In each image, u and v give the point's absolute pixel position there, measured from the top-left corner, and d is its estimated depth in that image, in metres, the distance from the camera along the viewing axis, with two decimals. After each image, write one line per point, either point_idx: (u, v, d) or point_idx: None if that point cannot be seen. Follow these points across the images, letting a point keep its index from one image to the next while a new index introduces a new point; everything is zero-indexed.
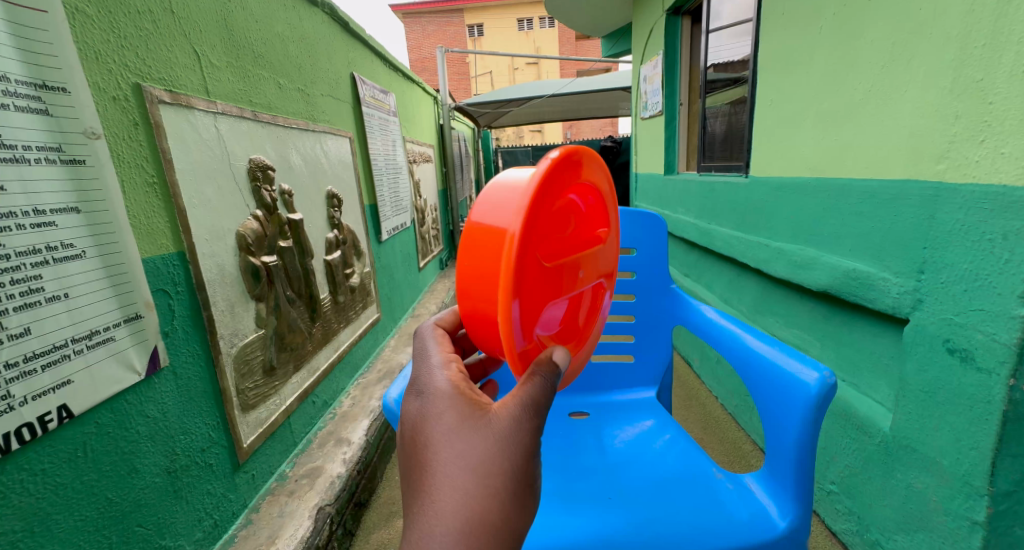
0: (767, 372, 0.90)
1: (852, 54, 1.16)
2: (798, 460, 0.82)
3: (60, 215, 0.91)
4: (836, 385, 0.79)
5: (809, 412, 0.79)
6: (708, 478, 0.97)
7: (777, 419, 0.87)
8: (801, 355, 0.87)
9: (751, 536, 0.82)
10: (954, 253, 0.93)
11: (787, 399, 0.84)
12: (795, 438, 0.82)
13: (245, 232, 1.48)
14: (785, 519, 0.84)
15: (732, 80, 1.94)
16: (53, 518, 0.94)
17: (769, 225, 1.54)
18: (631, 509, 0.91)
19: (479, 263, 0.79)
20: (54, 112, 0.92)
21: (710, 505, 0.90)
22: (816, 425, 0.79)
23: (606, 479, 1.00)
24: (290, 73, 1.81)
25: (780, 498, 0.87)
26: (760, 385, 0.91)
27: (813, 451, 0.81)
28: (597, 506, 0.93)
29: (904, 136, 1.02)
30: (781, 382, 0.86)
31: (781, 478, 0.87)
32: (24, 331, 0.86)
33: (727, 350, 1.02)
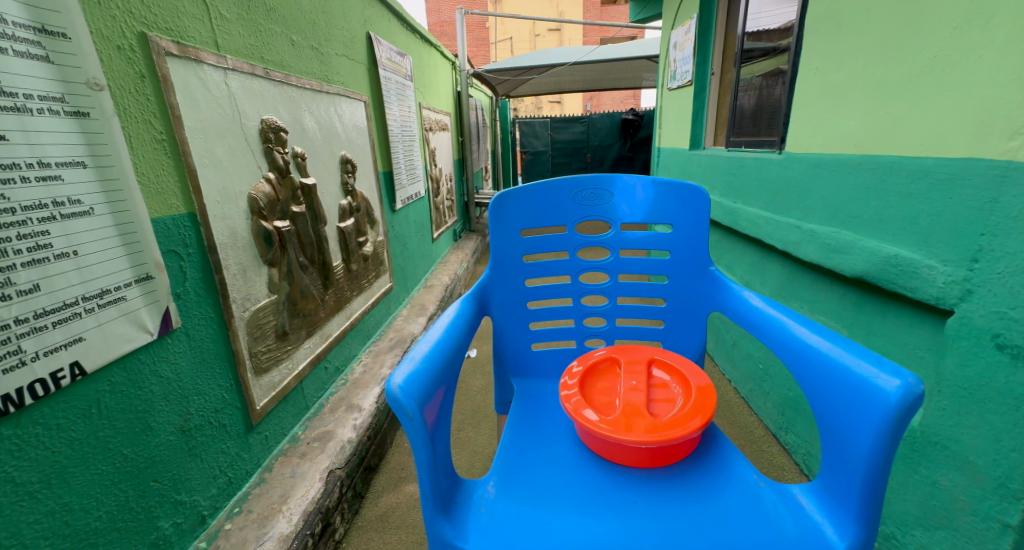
0: (831, 375, 0.79)
1: (914, 18, 1.05)
2: (869, 478, 0.73)
3: (65, 169, 0.88)
4: (923, 394, 0.68)
5: (887, 426, 0.70)
6: (748, 485, 0.88)
7: (842, 428, 0.77)
8: (877, 358, 0.76)
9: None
10: (1017, 241, 0.85)
11: (859, 408, 0.74)
12: (867, 454, 0.72)
13: (258, 195, 1.44)
14: (844, 543, 0.74)
15: (770, 50, 1.82)
16: (69, 471, 0.94)
17: (803, 205, 1.46)
18: (658, 520, 0.82)
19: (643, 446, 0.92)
20: (56, 60, 0.87)
21: (754, 521, 0.81)
22: (893, 442, 0.70)
23: (632, 480, 0.90)
24: (304, 30, 1.74)
25: (837, 517, 0.77)
26: (821, 387, 0.81)
27: (885, 469, 0.71)
28: (627, 513, 0.83)
29: (970, 109, 0.93)
30: (850, 388, 0.76)
31: (842, 497, 0.77)
32: (33, 287, 0.85)
33: (779, 343, 0.92)
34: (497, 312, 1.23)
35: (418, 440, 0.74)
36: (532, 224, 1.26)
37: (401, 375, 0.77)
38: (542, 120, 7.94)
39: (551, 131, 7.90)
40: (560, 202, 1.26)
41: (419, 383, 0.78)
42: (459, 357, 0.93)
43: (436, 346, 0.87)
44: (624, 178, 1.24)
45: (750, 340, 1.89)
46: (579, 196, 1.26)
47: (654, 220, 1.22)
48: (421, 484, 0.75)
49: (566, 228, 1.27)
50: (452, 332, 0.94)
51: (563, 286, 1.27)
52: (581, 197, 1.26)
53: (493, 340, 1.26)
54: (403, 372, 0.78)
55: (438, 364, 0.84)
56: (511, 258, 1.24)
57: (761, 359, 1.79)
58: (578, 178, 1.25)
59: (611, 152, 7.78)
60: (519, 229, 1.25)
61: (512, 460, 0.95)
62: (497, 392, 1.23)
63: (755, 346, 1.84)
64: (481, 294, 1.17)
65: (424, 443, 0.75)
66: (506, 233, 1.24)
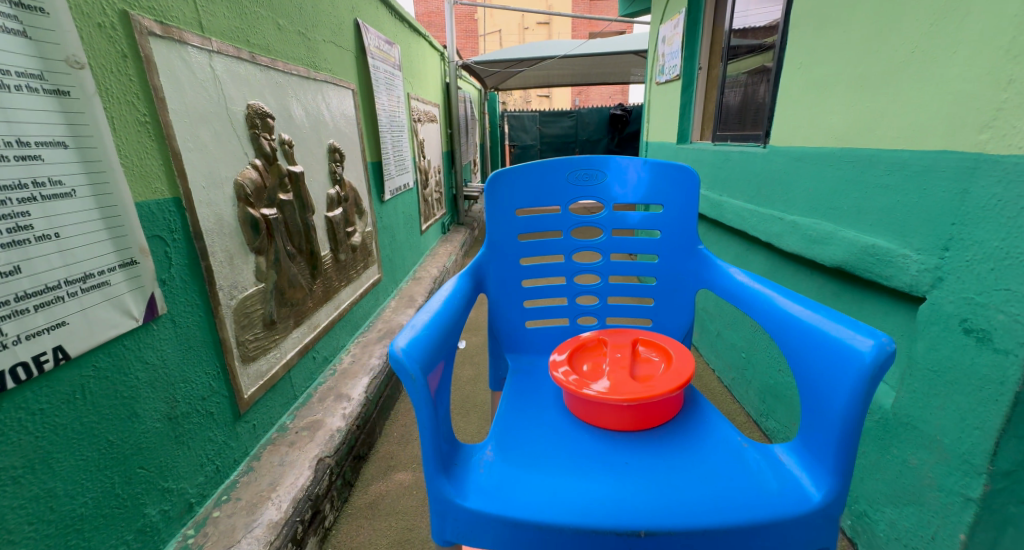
0: (809, 338, 0.83)
1: (893, 14, 1.08)
2: (845, 434, 0.76)
3: (45, 148, 0.87)
4: (894, 353, 0.72)
5: (862, 382, 0.73)
6: (732, 446, 0.90)
7: (819, 389, 0.80)
8: (853, 322, 0.79)
9: (784, 510, 0.76)
10: (985, 230, 0.88)
11: (835, 369, 0.77)
12: (842, 410, 0.76)
13: (244, 181, 1.43)
14: (821, 493, 0.78)
15: (756, 46, 1.85)
16: (54, 457, 0.93)
17: (785, 197, 1.49)
18: (646, 477, 0.83)
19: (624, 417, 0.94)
20: (35, 36, 0.85)
21: (736, 474, 0.84)
22: (866, 399, 0.73)
23: (619, 442, 0.92)
24: (291, 15, 1.72)
25: (814, 471, 0.81)
26: (800, 352, 0.84)
27: (859, 424, 0.75)
28: (617, 471, 0.85)
29: (944, 102, 0.95)
30: (828, 351, 0.79)
31: (819, 452, 0.80)
32: (14, 269, 0.83)
33: (763, 314, 0.95)
34: (492, 289, 1.24)
35: (421, 400, 0.76)
36: (527, 204, 1.27)
37: (404, 339, 0.79)
38: (531, 114, 7.95)
39: (540, 126, 7.91)
40: (555, 181, 1.27)
41: (421, 347, 0.79)
42: (457, 327, 0.94)
43: (436, 316, 0.89)
44: (618, 159, 1.25)
45: (734, 330, 1.93)
46: (573, 176, 1.27)
47: (646, 201, 1.24)
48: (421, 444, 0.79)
49: (560, 209, 1.28)
50: (451, 305, 0.96)
51: (556, 266, 1.28)
52: (575, 177, 1.27)
53: (487, 317, 1.27)
54: (405, 337, 0.80)
55: (438, 333, 0.86)
56: (505, 237, 1.25)
57: (744, 348, 1.83)
58: (573, 159, 1.26)
59: (601, 147, 7.82)
60: (514, 209, 1.26)
61: (508, 426, 0.98)
62: (491, 369, 1.26)
63: (738, 336, 1.88)
64: (478, 271, 1.18)
65: (426, 405, 0.78)
66: (501, 213, 1.25)
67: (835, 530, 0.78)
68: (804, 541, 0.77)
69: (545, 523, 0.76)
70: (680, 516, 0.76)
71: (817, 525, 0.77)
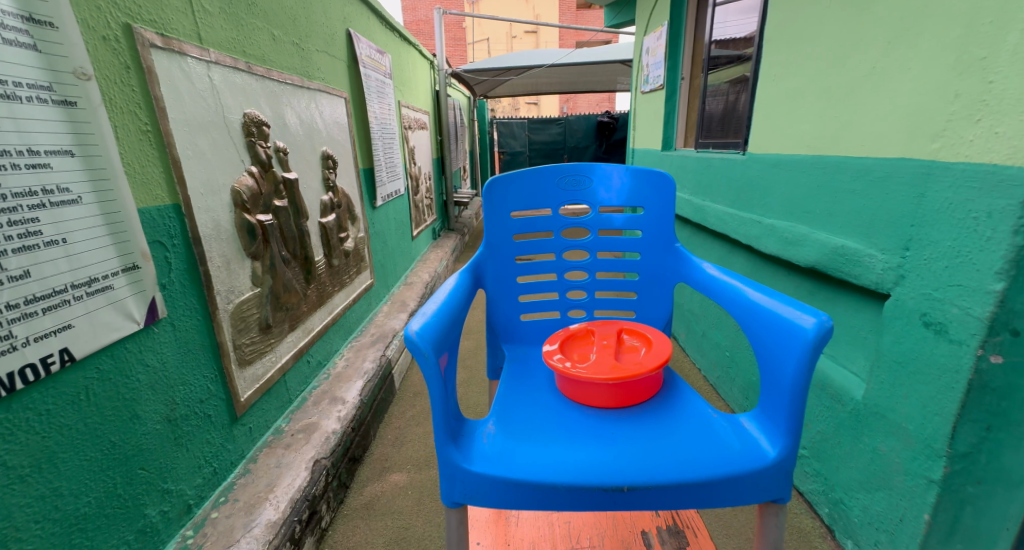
0: (764, 316, 0.90)
1: (857, 31, 1.15)
2: (793, 399, 0.83)
3: (54, 157, 0.89)
4: (832, 329, 0.79)
5: (806, 353, 0.80)
6: (702, 415, 0.96)
7: (773, 362, 0.87)
8: (799, 304, 0.86)
9: (741, 467, 0.83)
10: (939, 231, 0.96)
11: (785, 343, 0.84)
12: (792, 378, 0.83)
13: (240, 188, 1.46)
14: (778, 451, 0.84)
15: (735, 57, 1.93)
16: (60, 457, 0.95)
17: (763, 202, 1.57)
18: (624, 441, 0.89)
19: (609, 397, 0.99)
20: (43, 49, 0.88)
21: (704, 435, 0.90)
22: (810, 369, 0.80)
23: (599, 413, 0.98)
24: (285, 25, 1.76)
25: (771, 432, 0.87)
26: (757, 330, 0.91)
27: (804, 390, 0.81)
28: (598, 436, 0.91)
29: (902, 114, 1.02)
30: (779, 328, 0.86)
31: (774, 415, 0.87)
32: (24, 274, 0.85)
33: (729, 297, 1.02)
34: (490, 284, 1.30)
35: (434, 378, 0.81)
36: (522, 207, 1.32)
37: (416, 323, 0.84)
38: (519, 121, 8.03)
39: (528, 132, 7.98)
40: (546, 187, 1.32)
41: (432, 332, 0.85)
42: (461, 318, 1.00)
43: (443, 306, 0.94)
44: (604, 166, 1.30)
45: (718, 330, 2.00)
46: (562, 182, 1.32)
47: (629, 204, 1.30)
48: (432, 411, 0.84)
49: (551, 211, 1.33)
50: (455, 297, 1.02)
51: (548, 263, 1.34)
52: (564, 183, 1.32)
53: (485, 310, 1.32)
54: (417, 322, 0.85)
55: (446, 320, 0.91)
56: (500, 237, 1.30)
57: (728, 347, 1.90)
58: (561, 165, 1.32)
59: (589, 153, 7.92)
60: (509, 211, 1.31)
61: (507, 402, 1.03)
62: (490, 358, 1.31)
63: (722, 336, 1.95)
64: (476, 270, 1.23)
65: (437, 382, 0.83)
66: (497, 214, 1.30)
67: (789, 484, 0.85)
68: (760, 495, 0.84)
69: (543, 482, 0.82)
70: (655, 474, 0.82)
71: (773, 479, 0.84)
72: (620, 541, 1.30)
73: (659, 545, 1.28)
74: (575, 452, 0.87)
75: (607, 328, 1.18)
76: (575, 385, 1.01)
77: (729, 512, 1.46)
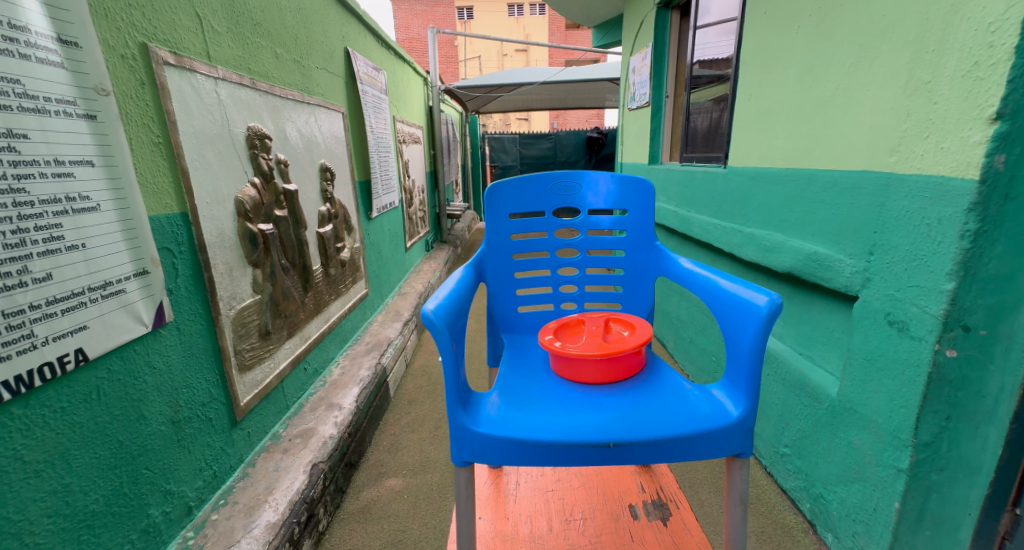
0: (725, 294, 0.99)
1: (822, 55, 1.25)
2: (750, 365, 0.91)
3: (77, 166, 0.92)
4: (781, 305, 0.88)
5: (760, 325, 0.89)
6: (678, 387, 1.02)
7: (733, 335, 0.96)
8: (754, 286, 0.96)
9: (708, 425, 0.90)
10: (899, 237, 1.04)
11: (742, 318, 0.93)
12: (749, 347, 0.91)
13: (244, 198, 1.52)
14: (741, 412, 0.91)
15: (716, 77, 2.04)
16: (71, 454, 0.96)
17: (743, 212, 1.65)
18: (609, 409, 0.95)
19: (596, 374, 1.05)
20: (70, 67, 0.92)
21: (678, 402, 0.97)
22: (764, 337, 0.88)
23: (585, 387, 1.04)
24: (287, 44, 1.83)
25: (734, 397, 0.95)
26: (720, 309, 1.00)
27: (760, 355, 0.90)
28: (583, 405, 0.97)
29: (863, 130, 1.11)
30: (737, 306, 0.95)
31: (735, 379, 0.95)
32: (47, 276, 0.88)
33: (698, 280, 1.11)
34: (490, 279, 1.36)
35: (448, 351, 0.89)
36: (518, 210, 1.38)
37: (432, 304, 0.93)
38: (511, 137, 8.17)
39: (519, 147, 8.11)
40: (540, 192, 1.39)
41: (444, 311, 0.93)
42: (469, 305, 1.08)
43: (453, 292, 1.03)
44: (591, 173, 1.39)
45: (704, 336, 2.07)
46: (555, 189, 1.40)
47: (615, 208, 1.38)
48: (444, 376, 0.91)
49: (545, 214, 1.40)
50: (463, 285, 1.10)
51: (542, 260, 1.40)
52: (556, 189, 1.40)
53: (485, 303, 1.38)
54: (432, 303, 0.93)
55: (456, 303, 0.99)
56: (498, 238, 1.37)
57: (714, 352, 1.98)
58: (554, 173, 1.40)
59: (579, 167, 8.07)
60: (507, 213, 1.38)
61: (508, 379, 1.10)
62: (490, 347, 1.36)
63: (709, 341, 2.03)
64: (479, 266, 1.31)
65: (450, 355, 0.90)
66: (495, 217, 1.37)
67: (750, 439, 0.92)
68: (726, 449, 0.90)
69: (532, 441, 0.88)
70: (635, 433, 0.88)
71: (735, 436, 0.91)
72: (610, 514, 1.36)
73: (645, 515, 1.34)
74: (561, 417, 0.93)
75: (595, 316, 1.25)
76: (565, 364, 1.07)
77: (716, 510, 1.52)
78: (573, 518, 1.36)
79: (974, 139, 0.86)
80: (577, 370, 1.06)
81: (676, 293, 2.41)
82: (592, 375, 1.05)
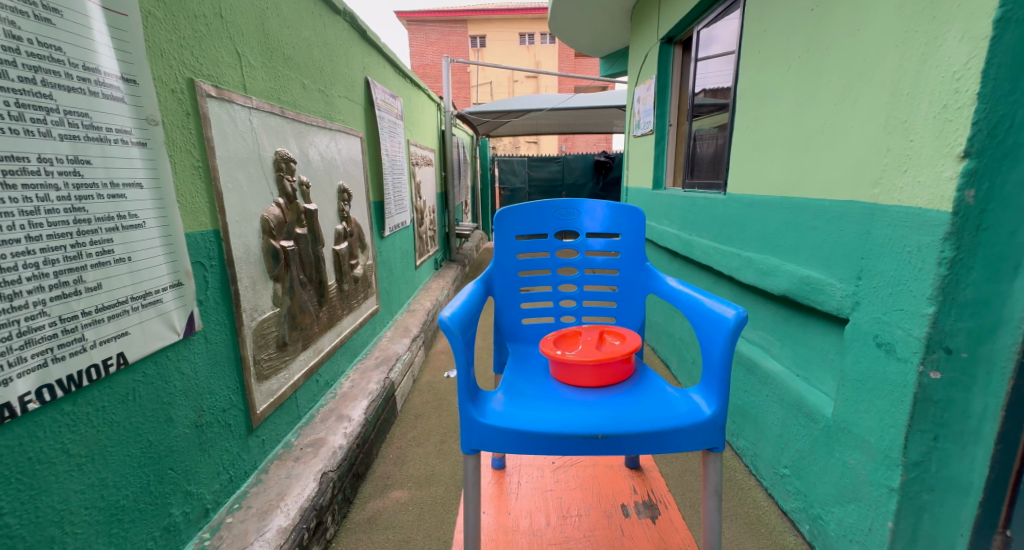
0: (696, 307, 1.09)
1: (811, 93, 1.33)
2: (721, 369, 0.99)
3: (129, 187, 1.02)
4: (746, 317, 0.96)
5: (729, 335, 0.97)
6: (662, 390, 1.10)
7: (706, 344, 1.04)
8: (724, 300, 1.04)
9: (684, 421, 0.97)
10: (884, 263, 1.11)
11: (714, 328, 1.01)
12: (720, 353, 0.99)
13: (268, 217, 1.62)
14: (713, 410, 0.99)
15: (719, 106, 2.13)
16: (109, 450, 1.03)
17: (742, 237, 1.72)
18: (598, 407, 1.02)
19: (590, 378, 1.12)
20: (129, 101, 1.03)
21: (659, 401, 1.04)
22: (732, 346, 0.97)
23: (578, 389, 1.11)
24: (313, 75, 1.96)
25: (707, 397, 1.02)
26: (697, 320, 1.08)
27: (728, 362, 0.98)
28: (575, 403, 1.04)
29: (850, 164, 1.19)
30: (711, 317, 1.03)
31: (707, 381, 1.03)
32: (97, 286, 0.96)
33: (679, 294, 1.20)
34: (497, 293, 1.43)
35: (460, 353, 0.97)
36: (524, 232, 1.46)
37: (447, 310, 1.01)
38: (520, 159, 8.34)
39: (528, 169, 8.25)
40: (543, 217, 1.47)
41: (457, 316, 1.02)
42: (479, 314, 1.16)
43: (464, 300, 1.11)
44: (587, 201, 1.47)
45: None
46: (557, 213, 1.48)
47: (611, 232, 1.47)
48: (456, 375, 0.99)
49: (547, 236, 1.48)
50: (473, 295, 1.18)
51: (543, 278, 1.48)
52: (558, 214, 1.49)
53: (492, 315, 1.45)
54: (446, 309, 1.02)
55: (468, 311, 1.08)
56: (503, 256, 1.44)
57: None
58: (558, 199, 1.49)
59: (586, 190, 8.20)
60: (513, 234, 1.45)
61: (511, 381, 1.17)
62: (495, 355, 1.41)
63: None
64: (488, 281, 1.38)
65: (462, 357, 0.98)
66: (502, 238, 1.45)
67: (722, 434, 0.99)
68: (700, 444, 0.98)
69: (526, 431, 0.95)
70: (622, 428, 0.95)
71: (708, 431, 0.98)
72: (602, 512, 1.41)
73: (636, 514, 1.39)
74: (554, 412, 1.00)
75: (591, 327, 1.33)
76: (562, 368, 1.14)
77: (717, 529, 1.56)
78: (569, 515, 1.40)
79: (946, 174, 0.93)
80: (572, 374, 1.13)
81: (679, 314, 2.47)
82: (585, 379, 1.12)
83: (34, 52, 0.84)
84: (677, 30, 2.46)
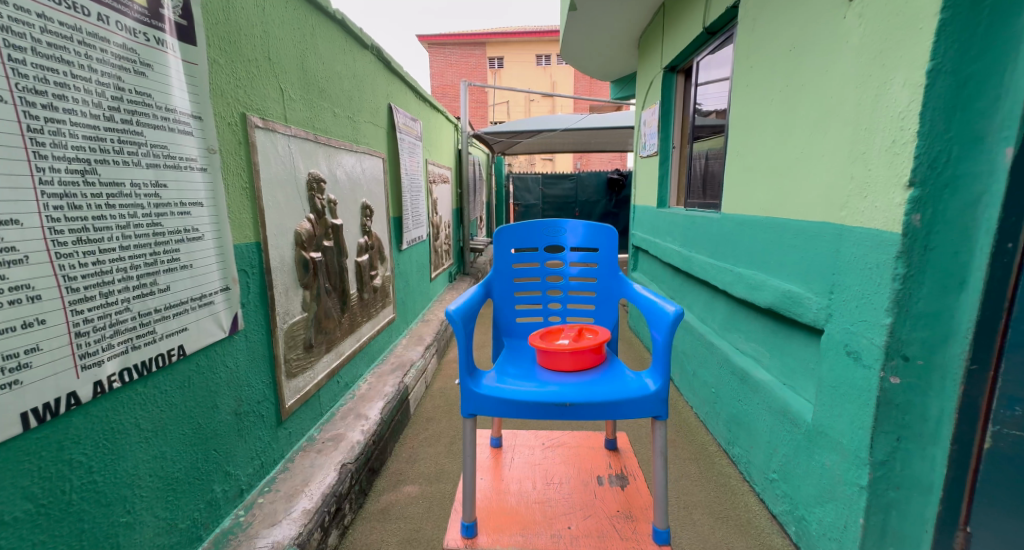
0: (649, 304, 1.25)
1: (789, 125, 1.47)
2: (662, 353, 1.15)
3: (193, 205, 1.20)
4: (681, 313, 1.12)
5: (670, 324, 1.13)
6: (621, 372, 1.25)
7: (653, 333, 1.20)
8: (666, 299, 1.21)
9: (632, 393, 1.13)
10: (851, 279, 1.22)
11: (658, 319, 1.18)
12: (661, 339, 1.15)
13: (301, 231, 1.80)
14: (659, 386, 1.15)
15: (715, 129, 2.28)
16: (168, 427, 1.19)
17: (733, 254, 1.85)
18: (567, 382, 1.18)
19: (568, 363, 1.26)
20: (197, 133, 1.21)
21: (615, 379, 1.20)
22: (672, 334, 1.13)
23: (556, 371, 1.26)
24: (343, 104, 2.16)
25: (654, 375, 1.18)
26: (648, 314, 1.24)
27: (669, 347, 1.14)
28: (550, 380, 1.20)
29: (822, 189, 1.32)
30: (658, 311, 1.20)
31: (654, 363, 1.18)
32: (167, 287, 1.13)
33: (637, 294, 1.36)
34: (496, 297, 1.59)
35: (462, 340, 1.14)
36: (519, 245, 1.61)
37: (454, 304, 1.17)
38: (535, 176, 8.54)
39: (542, 186, 8.43)
40: (533, 233, 1.61)
41: (461, 308, 1.18)
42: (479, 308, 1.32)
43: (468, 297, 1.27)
44: (567, 222, 1.61)
45: (705, 368, 2.23)
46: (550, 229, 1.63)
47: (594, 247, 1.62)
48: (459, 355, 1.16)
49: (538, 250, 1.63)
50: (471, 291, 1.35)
51: (535, 286, 1.63)
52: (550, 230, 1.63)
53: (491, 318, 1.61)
54: (452, 303, 1.19)
55: (471, 306, 1.25)
56: (499, 266, 1.59)
57: (714, 384, 2.13)
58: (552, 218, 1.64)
59: (599, 207, 8.34)
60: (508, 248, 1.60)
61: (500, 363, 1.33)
62: (494, 351, 1.56)
63: (709, 373, 2.19)
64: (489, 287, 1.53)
65: (465, 343, 1.15)
66: (497, 251, 1.60)
67: (664, 405, 1.14)
68: (646, 412, 1.14)
69: (505, 397, 1.12)
70: (587, 398, 1.11)
71: (651, 402, 1.14)
72: (581, 480, 1.54)
73: (608, 483, 1.52)
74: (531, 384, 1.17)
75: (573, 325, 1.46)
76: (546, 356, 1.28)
77: (708, 529, 1.65)
78: (552, 481, 1.54)
79: (896, 201, 1.06)
80: (554, 361, 1.27)
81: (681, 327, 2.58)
82: (564, 364, 1.26)
83: (132, 99, 1.03)
84: (679, 60, 2.63)
